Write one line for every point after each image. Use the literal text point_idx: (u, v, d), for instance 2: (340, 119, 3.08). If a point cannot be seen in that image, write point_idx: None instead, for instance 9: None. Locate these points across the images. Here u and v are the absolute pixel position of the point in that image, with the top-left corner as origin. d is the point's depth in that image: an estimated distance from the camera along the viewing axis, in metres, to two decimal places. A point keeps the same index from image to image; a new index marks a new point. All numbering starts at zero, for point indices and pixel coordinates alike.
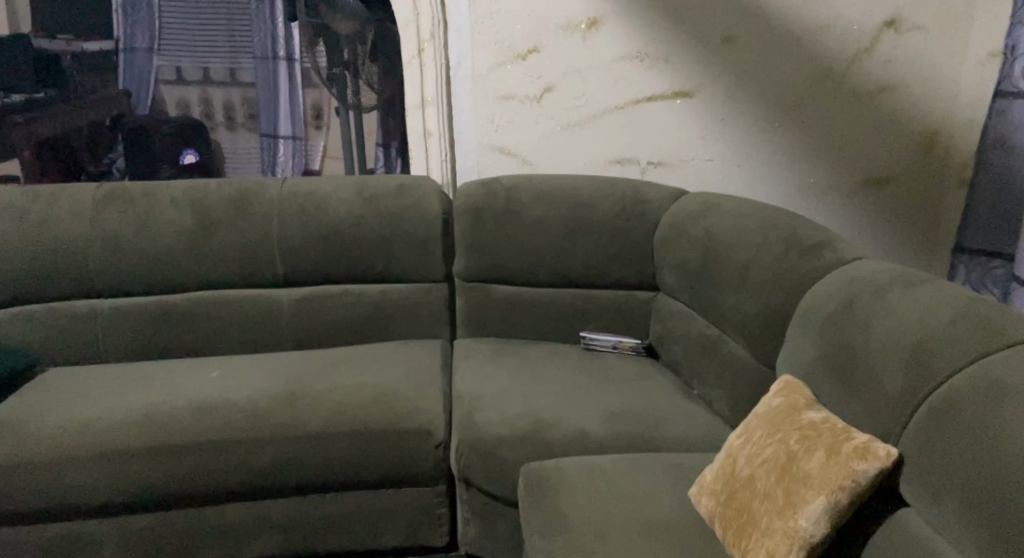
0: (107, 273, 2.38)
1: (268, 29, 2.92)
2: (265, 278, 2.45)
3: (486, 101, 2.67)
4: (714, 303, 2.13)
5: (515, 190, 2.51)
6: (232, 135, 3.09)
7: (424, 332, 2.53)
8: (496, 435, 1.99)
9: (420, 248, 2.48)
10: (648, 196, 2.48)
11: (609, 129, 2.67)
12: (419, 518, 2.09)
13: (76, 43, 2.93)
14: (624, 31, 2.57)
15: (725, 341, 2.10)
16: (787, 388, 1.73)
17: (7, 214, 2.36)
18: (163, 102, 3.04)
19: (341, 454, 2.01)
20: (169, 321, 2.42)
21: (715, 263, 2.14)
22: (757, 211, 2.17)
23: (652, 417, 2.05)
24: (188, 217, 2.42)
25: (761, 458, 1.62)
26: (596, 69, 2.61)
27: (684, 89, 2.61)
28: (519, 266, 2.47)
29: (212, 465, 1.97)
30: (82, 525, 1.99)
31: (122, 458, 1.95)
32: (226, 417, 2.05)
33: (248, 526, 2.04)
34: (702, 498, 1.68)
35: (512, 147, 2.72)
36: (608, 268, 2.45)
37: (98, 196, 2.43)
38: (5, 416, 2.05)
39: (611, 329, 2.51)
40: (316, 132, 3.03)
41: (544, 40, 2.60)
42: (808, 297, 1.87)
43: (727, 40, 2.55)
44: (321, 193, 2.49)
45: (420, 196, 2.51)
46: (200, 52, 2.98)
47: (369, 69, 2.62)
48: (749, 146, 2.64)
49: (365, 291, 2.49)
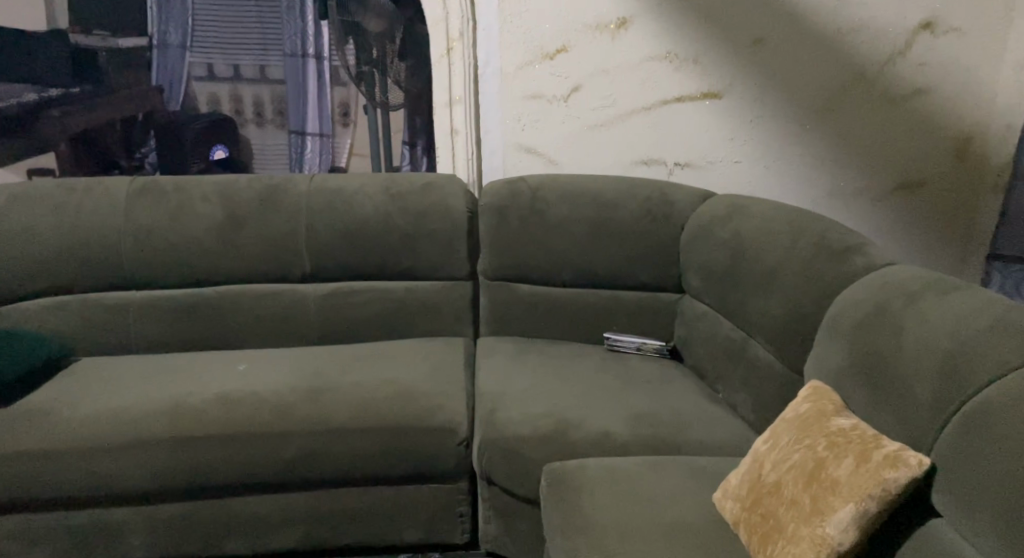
0: (139, 265, 2.41)
1: (299, 27, 2.96)
2: (292, 274, 2.47)
3: (513, 101, 2.67)
4: (741, 306, 2.11)
5: (542, 189, 2.50)
6: (261, 132, 3.10)
7: (448, 330, 2.54)
8: (519, 434, 1.98)
9: (446, 246, 2.48)
10: (675, 197, 2.47)
11: (636, 130, 2.66)
12: (441, 515, 2.10)
13: (111, 39, 2.95)
14: (653, 31, 2.56)
15: (751, 344, 2.09)
16: (815, 393, 1.71)
17: (43, 206, 2.40)
18: (195, 98, 3.07)
19: (365, 450, 2.01)
20: (198, 313, 2.45)
21: (742, 265, 2.13)
22: (786, 213, 2.15)
23: (676, 419, 2.04)
24: (218, 212, 2.44)
25: (788, 463, 1.60)
26: (624, 69, 2.60)
27: (713, 90, 2.59)
28: (544, 265, 2.47)
29: (238, 457, 1.99)
30: (110, 515, 2.02)
31: (152, 447, 1.98)
32: (252, 410, 2.06)
33: (272, 518, 2.06)
34: (727, 502, 1.67)
35: (539, 146, 2.72)
36: (634, 268, 2.44)
37: (130, 190, 2.46)
38: (38, 404, 2.08)
39: (636, 330, 2.50)
40: (343, 129, 3.05)
41: (572, 40, 2.59)
42: (838, 302, 1.85)
43: (756, 42, 2.53)
44: (349, 189, 2.50)
45: (446, 194, 2.51)
46: (232, 50, 3.01)
47: (398, 66, 2.71)
48: (779, 149, 2.61)
49: (390, 288, 2.50)
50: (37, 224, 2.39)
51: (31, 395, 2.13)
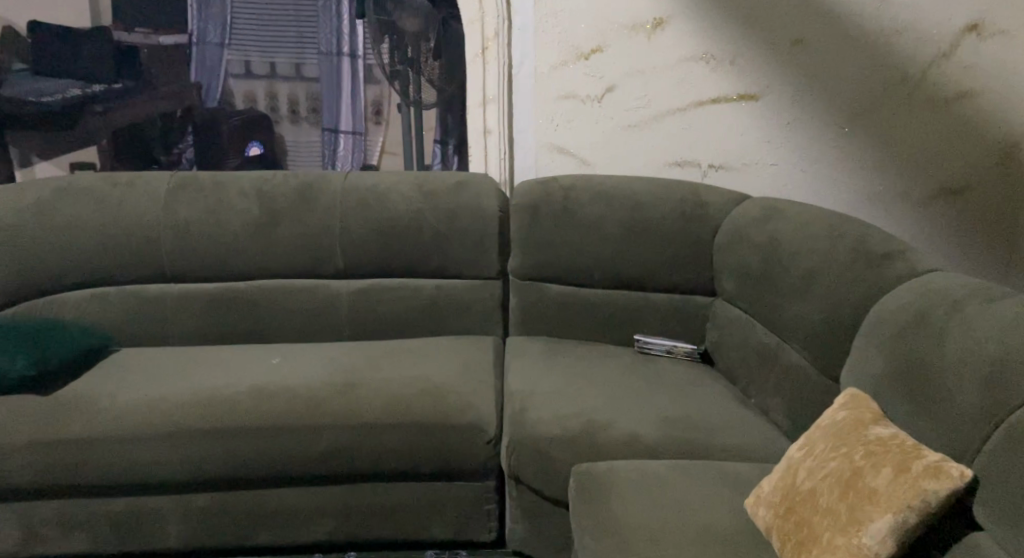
0: (177, 257, 2.44)
1: (334, 26, 3.00)
2: (325, 270, 2.48)
3: (548, 101, 2.67)
4: (776, 310, 2.09)
5: (574, 190, 2.50)
6: (295, 129, 3.12)
7: (478, 328, 2.54)
8: (549, 435, 1.98)
9: (478, 244, 2.48)
10: (709, 199, 2.44)
11: (671, 131, 2.64)
12: (468, 512, 2.10)
13: (153, 36, 3.00)
14: (689, 32, 2.54)
15: (785, 349, 2.06)
16: (852, 401, 1.68)
17: (86, 199, 2.44)
18: (232, 95, 3.09)
19: (395, 445, 2.02)
20: (232, 306, 2.47)
21: (778, 269, 2.10)
22: (823, 217, 2.12)
23: (708, 423, 2.02)
24: (254, 207, 2.46)
25: (823, 472, 1.58)
26: (659, 70, 2.59)
27: (750, 92, 2.56)
28: (576, 265, 2.46)
29: (271, 450, 2.01)
30: (146, 502, 2.04)
31: (187, 438, 2.00)
32: (285, 403, 2.08)
33: (303, 511, 2.07)
34: (759, 509, 1.64)
35: (572, 146, 2.71)
36: (666, 270, 2.42)
37: (170, 184, 2.49)
38: (79, 392, 2.11)
39: (667, 332, 2.48)
40: (375, 127, 3.07)
41: (608, 40, 2.58)
42: (877, 308, 1.82)
43: (796, 43, 2.49)
44: (382, 187, 2.51)
45: (479, 193, 2.51)
46: (268, 47, 3.04)
47: (432, 66, 2.79)
48: (817, 152, 2.57)
49: (420, 286, 2.51)
50: (80, 215, 2.42)
51: (73, 383, 2.17)
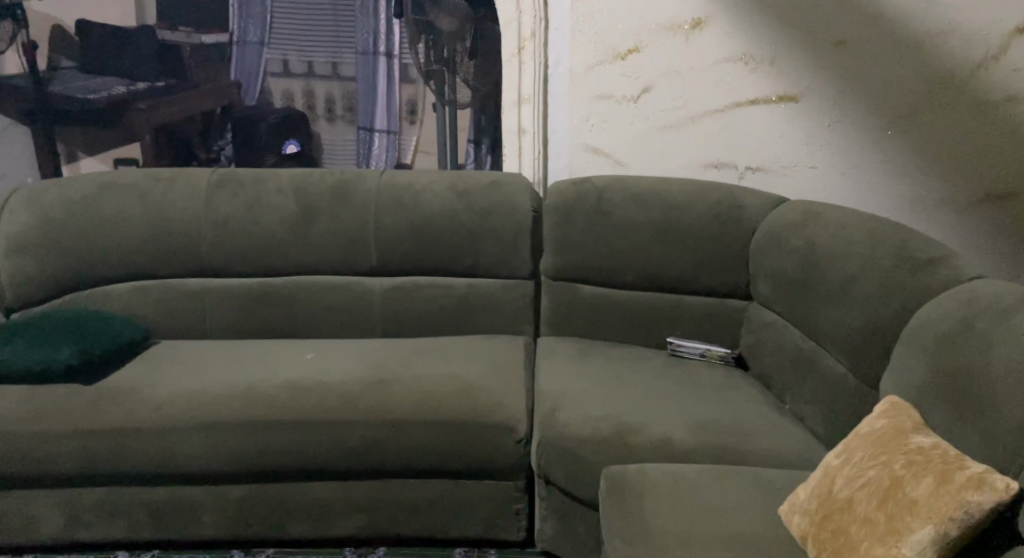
0: (216, 253, 2.47)
1: (372, 26, 3.05)
2: (360, 267, 2.50)
3: (583, 101, 2.66)
4: (813, 315, 2.06)
5: (608, 190, 2.48)
6: (330, 127, 3.27)
7: (510, 327, 2.54)
8: (581, 437, 1.97)
9: (511, 244, 2.48)
10: (746, 201, 2.41)
11: (709, 132, 2.61)
12: (498, 511, 2.10)
13: (195, 35, 3.17)
14: (727, 32, 2.51)
15: (822, 354, 2.03)
16: (892, 409, 1.66)
17: (130, 194, 2.48)
18: (270, 94, 3.25)
19: (427, 442, 2.03)
20: (267, 301, 2.50)
21: (816, 273, 2.07)
22: (864, 221, 2.08)
23: (742, 428, 2.00)
24: (292, 204, 2.49)
25: (862, 480, 1.55)
26: (696, 69, 2.57)
27: (790, 94, 2.51)
28: (609, 267, 2.45)
29: (304, 444, 2.02)
30: (184, 493, 2.07)
31: (224, 430, 2.02)
32: (320, 398, 2.09)
33: (334, 505, 2.09)
34: (794, 517, 1.62)
35: (606, 147, 2.70)
36: (701, 273, 2.40)
37: (211, 180, 2.52)
38: (120, 384, 2.14)
39: (701, 336, 2.45)
40: (410, 127, 3.12)
41: (645, 40, 2.57)
42: (919, 316, 1.79)
43: (839, 45, 2.44)
44: (417, 186, 2.52)
45: (513, 193, 2.51)
46: (306, 47, 3.17)
47: (467, 65, 2.74)
48: (857, 154, 2.51)
49: (453, 284, 2.51)
50: (123, 210, 2.46)
51: (116, 373, 2.20)
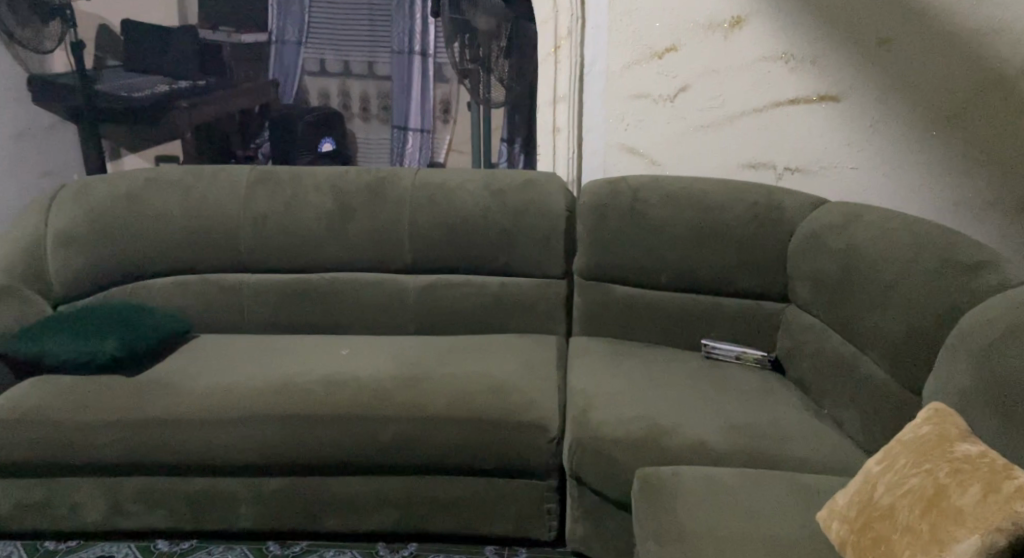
0: (254, 249, 2.49)
1: (406, 26, 3.11)
2: (394, 265, 2.51)
3: (618, 101, 2.66)
4: (853, 318, 2.02)
5: (644, 190, 2.47)
6: (366, 126, 3.37)
7: (543, 326, 2.53)
8: (614, 437, 1.96)
9: (544, 244, 2.47)
10: (785, 202, 2.37)
11: (746, 131, 2.58)
12: (529, 510, 2.09)
13: (235, 35, 3.27)
14: (768, 32, 2.48)
15: (861, 359, 2.00)
16: (937, 415, 1.62)
17: (172, 190, 2.51)
18: (307, 92, 3.36)
19: (459, 440, 2.03)
20: (303, 297, 2.52)
21: (856, 276, 2.04)
22: (906, 224, 2.04)
23: (778, 433, 1.97)
24: (328, 201, 2.50)
25: (904, 488, 1.52)
26: (734, 69, 2.54)
27: (832, 94, 2.47)
28: (644, 267, 2.43)
29: (338, 439, 2.03)
30: (220, 485, 2.10)
31: (260, 424, 2.04)
32: (354, 394, 2.10)
33: (367, 500, 2.10)
34: (832, 523, 1.59)
35: (640, 146, 2.69)
36: (738, 275, 2.37)
37: (249, 178, 2.55)
38: (161, 376, 2.17)
39: (736, 338, 2.42)
40: (443, 126, 3.20)
41: (682, 39, 2.56)
42: (965, 321, 1.75)
43: (884, 42, 2.38)
44: (452, 185, 2.52)
45: (547, 193, 2.51)
46: (342, 47, 3.27)
47: (502, 63, 2.79)
48: (901, 155, 2.45)
49: (486, 283, 2.51)
50: (164, 206, 2.49)
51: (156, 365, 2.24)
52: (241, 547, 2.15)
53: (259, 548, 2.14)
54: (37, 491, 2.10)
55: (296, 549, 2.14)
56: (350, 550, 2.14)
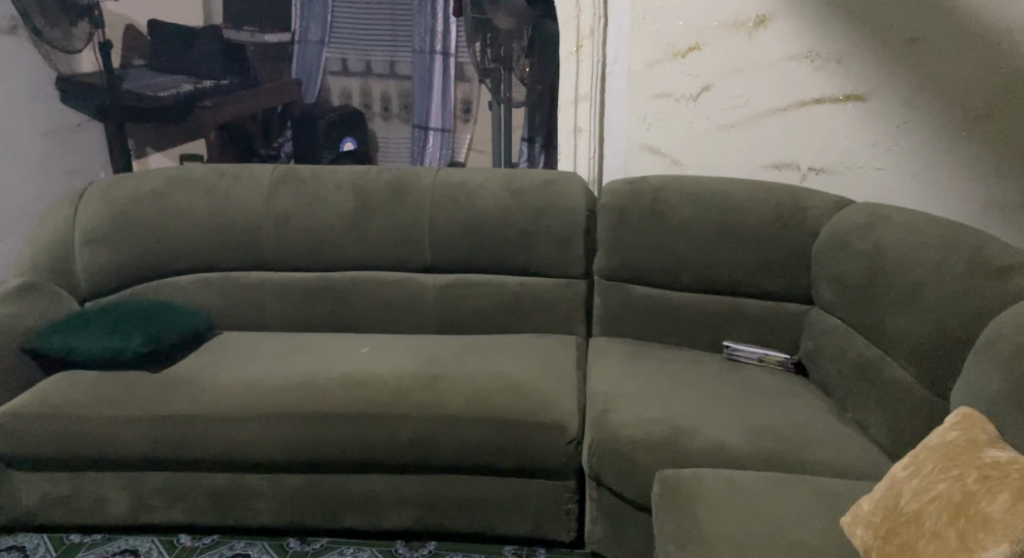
0: (276, 247, 2.50)
1: (428, 25, 3.24)
2: (414, 264, 2.51)
3: (640, 100, 2.65)
4: (878, 321, 1.99)
5: (665, 190, 2.45)
6: (387, 125, 3.45)
7: (563, 326, 2.52)
8: (633, 439, 1.94)
9: (564, 244, 2.46)
10: (809, 203, 2.34)
11: (771, 131, 2.55)
12: (548, 511, 2.08)
13: (259, 35, 3.32)
14: (793, 31, 2.45)
15: (886, 362, 1.97)
16: (965, 421, 1.59)
17: (196, 188, 2.53)
18: (329, 92, 3.42)
19: (478, 439, 2.02)
20: (323, 296, 2.52)
21: (882, 278, 2.01)
22: (933, 226, 2.00)
23: (801, 436, 1.95)
24: (349, 200, 2.51)
25: (931, 494, 1.50)
26: (759, 68, 2.52)
27: (858, 93, 2.43)
28: (664, 267, 2.41)
29: (356, 437, 2.04)
30: (241, 481, 2.10)
31: (280, 421, 2.05)
32: (374, 392, 2.10)
33: (385, 499, 2.10)
34: (857, 529, 1.57)
35: (663, 146, 2.68)
36: (761, 276, 2.34)
37: (272, 177, 2.56)
38: (184, 372, 2.19)
39: (758, 340, 2.40)
40: (464, 125, 3.32)
41: (706, 38, 2.54)
42: (995, 325, 1.72)
43: (913, 41, 2.34)
44: (472, 184, 2.52)
45: (567, 193, 2.50)
46: (364, 47, 3.35)
47: (523, 63, 2.83)
48: (930, 156, 2.40)
49: (505, 283, 2.50)
50: (188, 204, 2.51)
51: (180, 360, 2.26)
52: (261, 543, 2.16)
53: (279, 545, 2.15)
54: (62, 485, 2.12)
55: (316, 545, 2.15)
56: (368, 547, 2.14)
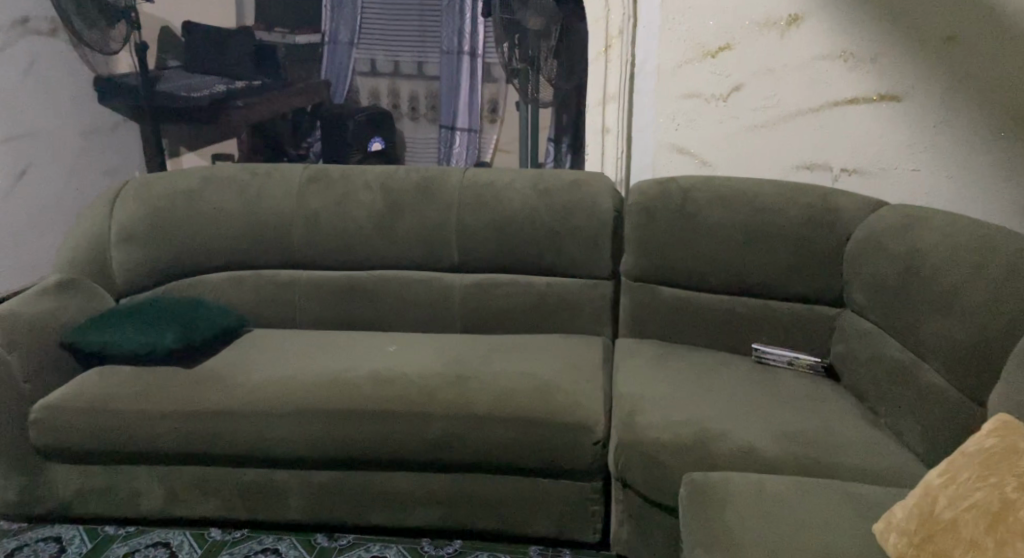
0: (305, 245, 2.51)
1: (456, 26, 3.34)
2: (442, 264, 2.51)
3: (669, 100, 2.62)
4: (913, 325, 1.96)
5: (694, 190, 2.42)
6: (414, 125, 3.62)
7: (589, 326, 2.51)
8: (660, 442, 1.93)
9: (591, 244, 2.45)
10: (841, 204, 2.31)
11: (804, 131, 2.52)
12: (574, 512, 2.07)
13: (290, 35, 3.54)
14: (827, 30, 2.42)
15: (920, 367, 1.94)
16: (1004, 428, 1.55)
17: (228, 187, 2.55)
18: (358, 92, 3.59)
19: (504, 439, 2.02)
20: (350, 294, 2.53)
21: (917, 281, 1.97)
22: (971, 228, 1.97)
23: (831, 440, 1.92)
24: (378, 200, 2.51)
25: (969, 502, 1.47)
26: (792, 68, 2.48)
27: (893, 93, 2.40)
28: (691, 269, 2.39)
29: (383, 435, 2.04)
30: (270, 478, 2.12)
31: (309, 419, 2.05)
32: (401, 390, 2.10)
33: (412, 497, 2.10)
34: (890, 536, 1.54)
35: (692, 146, 2.65)
36: (792, 278, 2.31)
37: (302, 177, 2.57)
38: (216, 368, 2.21)
39: (788, 342, 2.37)
40: (491, 125, 3.42)
41: (737, 37, 2.51)
42: None
43: (950, 40, 2.30)
44: (500, 184, 2.51)
45: (596, 193, 2.48)
46: (393, 47, 3.50)
47: (551, 64, 2.81)
48: (966, 155, 2.36)
49: (532, 283, 2.50)
50: (220, 202, 2.53)
51: (211, 358, 2.27)
52: (290, 538, 2.17)
53: (307, 540, 2.16)
54: (97, 478, 2.15)
55: (343, 541, 2.15)
56: (395, 544, 2.15)
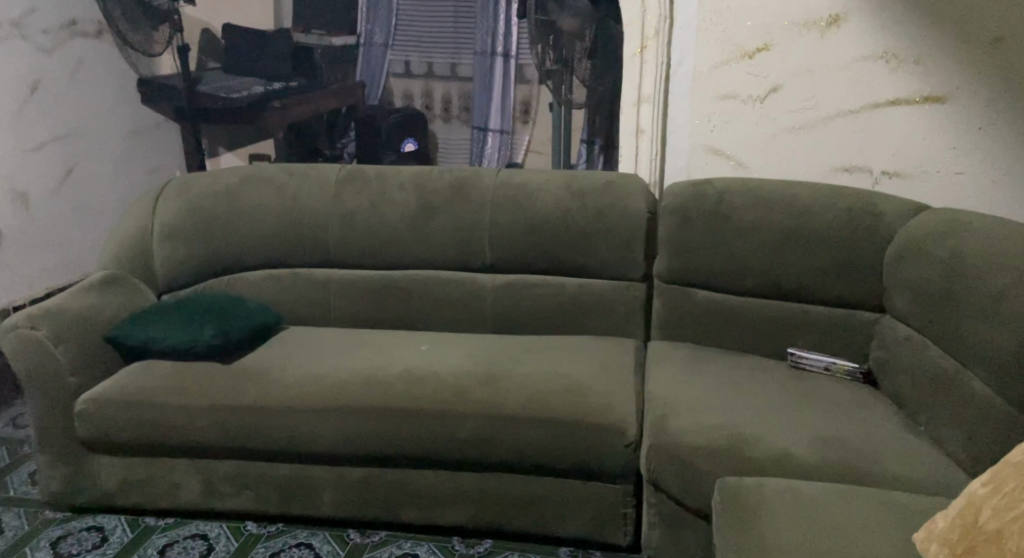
0: (341, 244, 2.53)
1: (489, 27, 3.42)
2: (475, 263, 2.51)
3: (705, 100, 2.61)
4: (957, 331, 1.92)
5: (730, 192, 2.40)
6: (446, 126, 3.71)
7: (622, 327, 2.50)
8: (694, 445, 1.91)
9: (624, 246, 2.44)
10: (881, 208, 2.27)
11: (843, 132, 2.48)
12: (605, 513, 2.06)
13: (326, 37, 3.52)
14: (869, 30, 2.38)
15: (963, 373, 1.90)
16: None
17: (264, 186, 2.57)
18: (392, 93, 3.68)
19: (537, 439, 2.01)
20: (384, 293, 2.55)
21: (961, 287, 1.94)
22: (1016, 233, 1.93)
23: (870, 447, 1.89)
24: (412, 200, 2.52)
25: (1015, 514, 1.43)
26: (832, 69, 2.45)
27: (937, 94, 2.36)
28: (726, 271, 2.37)
29: (416, 434, 2.05)
30: (304, 474, 2.14)
31: (342, 416, 2.07)
32: (433, 389, 2.11)
33: (443, 495, 2.11)
34: (930, 545, 1.51)
35: (727, 147, 2.62)
36: (829, 282, 2.28)
37: (337, 176, 2.59)
38: (252, 364, 2.23)
39: (825, 347, 2.34)
40: (523, 126, 3.49)
41: (777, 37, 2.48)
42: None
43: (996, 41, 2.25)
44: (534, 185, 2.51)
45: (629, 194, 2.47)
46: (427, 49, 3.59)
47: (585, 65, 2.81)
48: (1010, 159, 2.32)
49: (565, 284, 2.50)
50: (258, 201, 2.56)
51: (247, 354, 2.30)
52: (323, 533, 2.19)
53: (340, 536, 2.18)
54: (137, 471, 2.18)
55: (375, 538, 2.17)
56: (426, 543, 2.15)
